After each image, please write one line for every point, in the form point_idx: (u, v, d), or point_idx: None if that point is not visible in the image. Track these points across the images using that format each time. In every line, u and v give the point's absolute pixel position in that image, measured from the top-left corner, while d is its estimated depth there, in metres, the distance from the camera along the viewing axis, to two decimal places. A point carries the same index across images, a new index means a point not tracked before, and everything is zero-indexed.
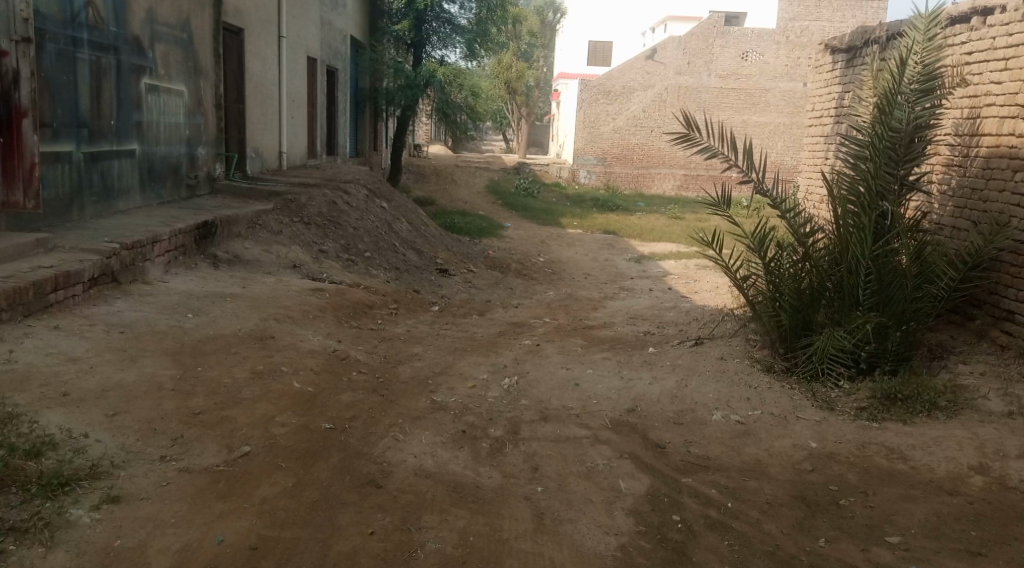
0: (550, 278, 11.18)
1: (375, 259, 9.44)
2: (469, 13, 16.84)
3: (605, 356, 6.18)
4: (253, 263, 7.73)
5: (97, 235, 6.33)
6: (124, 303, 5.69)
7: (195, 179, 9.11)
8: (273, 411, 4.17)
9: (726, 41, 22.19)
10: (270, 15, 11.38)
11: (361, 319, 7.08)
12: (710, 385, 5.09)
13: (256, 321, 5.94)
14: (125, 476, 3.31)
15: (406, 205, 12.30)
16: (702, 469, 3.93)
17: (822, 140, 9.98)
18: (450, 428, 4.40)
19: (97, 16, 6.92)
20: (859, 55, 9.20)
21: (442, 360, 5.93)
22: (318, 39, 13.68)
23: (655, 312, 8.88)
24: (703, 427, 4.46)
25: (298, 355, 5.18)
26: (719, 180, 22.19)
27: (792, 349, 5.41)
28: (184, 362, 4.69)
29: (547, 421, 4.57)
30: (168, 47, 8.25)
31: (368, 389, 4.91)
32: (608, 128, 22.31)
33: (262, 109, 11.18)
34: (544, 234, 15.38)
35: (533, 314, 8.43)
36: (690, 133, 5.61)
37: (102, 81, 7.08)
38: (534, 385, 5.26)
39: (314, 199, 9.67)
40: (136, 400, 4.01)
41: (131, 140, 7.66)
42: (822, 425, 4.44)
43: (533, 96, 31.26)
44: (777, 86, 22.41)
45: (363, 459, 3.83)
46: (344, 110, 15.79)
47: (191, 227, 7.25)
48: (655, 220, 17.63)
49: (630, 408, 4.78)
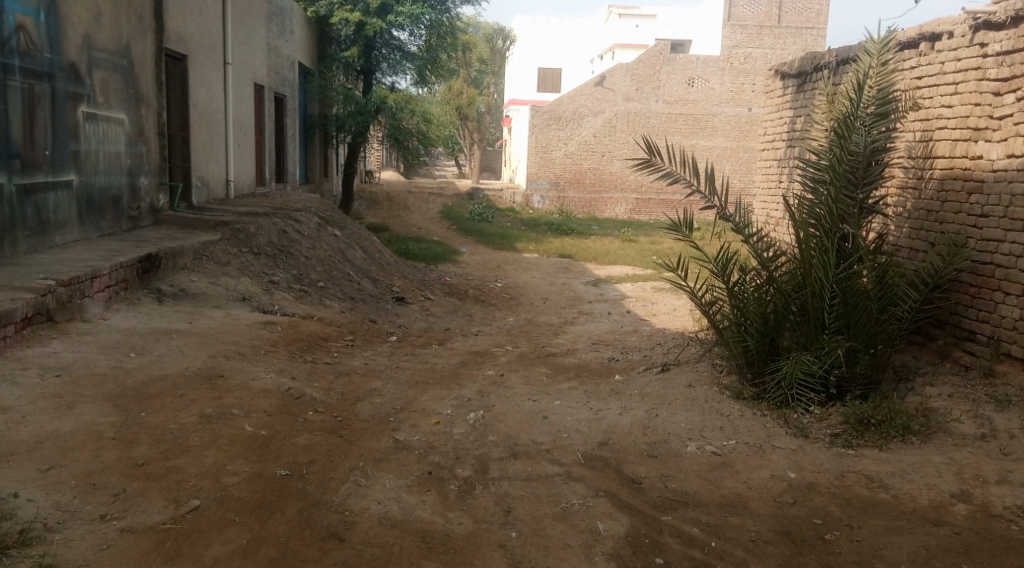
0: (509, 304, 11.01)
1: (328, 289, 9.17)
2: (418, 40, 16.70)
3: (571, 386, 6.00)
4: (200, 296, 7.40)
5: (31, 272, 5.96)
6: (61, 344, 5.35)
7: (136, 211, 8.74)
8: (224, 458, 3.89)
9: (672, 68, 22.43)
10: (215, 42, 11.09)
11: (316, 353, 6.80)
12: (682, 415, 4.95)
13: (204, 358, 5.64)
14: (60, 540, 3.02)
15: (359, 232, 12.02)
16: (681, 505, 3.77)
17: (776, 164, 10.03)
18: (415, 469, 4.17)
19: (29, 43, 6.59)
20: (810, 80, 9.28)
21: (403, 395, 5.70)
22: (265, 66, 13.39)
23: (618, 336, 8.75)
24: (678, 460, 4.30)
25: (250, 395, 4.90)
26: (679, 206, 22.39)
27: (760, 374, 5.28)
28: (126, 406, 4.39)
29: (516, 458, 4.37)
30: (108, 74, 7.93)
31: (326, 429, 4.65)
32: (560, 153, 22.38)
33: (207, 137, 10.84)
34: (500, 259, 15.23)
35: (494, 342, 8.23)
36: (651, 159, 5.50)
37: (35, 111, 6.74)
38: (501, 419, 5.05)
39: (264, 228, 9.36)
40: (73, 452, 3.71)
41: (67, 171, 7.30)
42: (799, 454, 4.32)
43: (484, 122, 31.34)
44: (723, 111, 22.73)
45: (323, 508, 3.58)
46: (293, 137, 15.49)
47: (133, 260, 6.91)
48: (610, 244, 17.61)
49: (602, 441, 4.61)
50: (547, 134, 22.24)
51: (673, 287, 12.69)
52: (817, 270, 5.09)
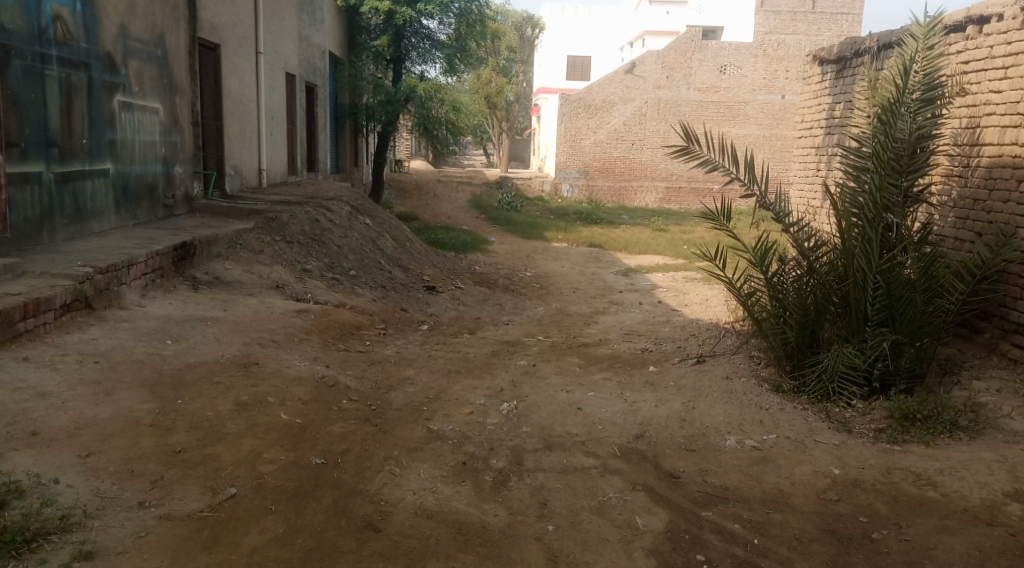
0: (540, 293, 10.94)
1: (360, 278, 9.18)
2: (448, 29, 16.63)
3: (605, 377, 5.94)
4: (234, 284, 7.44)
5: (70, 259, 6.02)
6: (99, 331, 5.39)
7: (171, 199, 8.80)
8: (261, 446, 3.89)
9: (703, 55, 22.15)
10: (247, 31, 11.11)
11: (349, 341, 6.79)
12: (720, 408, 4.87)
13: (239, 346, 5.66)
14: (100, 527, 3.02)
15: (390, 221, 12.02)
16: (722, 501, 3.70)
17: (814, 152, 9.87)
18: (449, 460, 4.15)
19: (66, 32, 6.64)
20: (849, 67, 9.10)
21: (435, 384, 5.67)
22: (296, 55, 13.42)
23: (650, 327, 8.65)
24: (717, 454, 4.23)
25: (284, 383, 4.90)
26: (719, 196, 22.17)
27: (800, 366, 5.22)
28: (163, 394, 4.40)
29: (551, 450, 4.33)
30: (142, 63, 7.97)
31: (360, 418, 4.64)
32: (589, 142, 22.21)
33: (240, 125, 10.88)
34: (530, 248, 15.16)
35: (525, 332, 8.17)
36: (689, 146, 5.41)
37: (73, 99, 6.79)
38: (534, 410, 5.01)
39: (296, 217, 9.40)
40: (112, 438, 3.72)
41: (104, 160, 7.35)
42: (841, 450, 4.22)
43: (513, 111, 31.22)
44: (755, 98, 22.41)
45: (359, 497, 3.57)
46: (324, 126, 15.53)
47: (169, 248, 6.95)
48: (640, 233, 17.47)
49: (638, 434, 4.55)
50: (576, 123, 22.08)
51: (704, 277, 12.54)
52: (860, 260, 4.98)
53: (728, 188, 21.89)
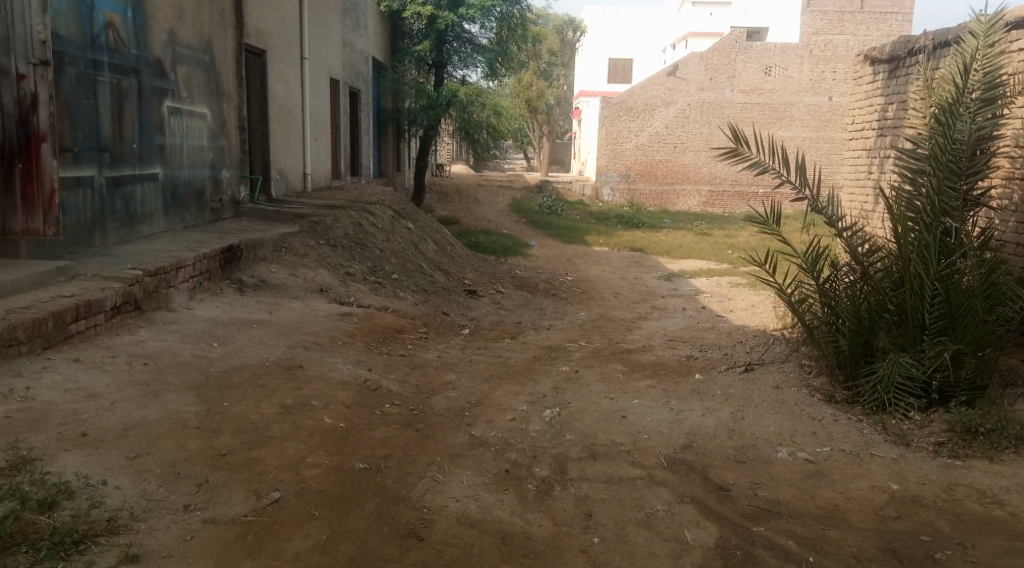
0: (581, 298, 10.86)
1: (402, 281, 9.20)
2: (489, 33, 16.68)
3: (649, 384, 5.85)
4: (279, 287, 7.50)
5: (119, 262, 6.12)
6: (148, 333, 5.47)
7: (219, 203, 8.92)
8: (304, 451, 3.90)
9: (748, 56, 21.86)
10: (292, 36, 11.24)
11: (391, 345, 6.80)
12: (769, 418, 4.78)
13: (284, 349, 5.69)
14: (146, 529, 3.04)
15: (432, 225, 12.04)
16: (774, 516, 3.62)
17: (865, 154, 9.73)
18: (492, 467, 4.11)
19: (117, 39, 6.76)
20: (903, 66, 8.92)
21: (477, 389, 5.64)
22: (340, 60, 13.54)
23: (694, 333, 8.52)
24: (768, 466, 4.13)
25: (328, 386, 4.91)
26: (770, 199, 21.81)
27: (854, 377, 5.12)
28: (209, 396, 4.44)
29: (596, 458, 4.27)
30: (191, 69, 8.09)
31: (402, 423, 4.62)
32: (631, 145, 22.06)
33: (285, 130, 11.01)
34: (570, 252, 15.08)
35: (567, 337, 8.10)
36: (738, 148, 5.31)
37: (124, 105, 6.91)
38: (578, 418, 4.94)
39: (340, 221, 9.48)
40: (159, 441, 3.75)
41: (153, 164, 7.47)
42: (900, 464, 4.11)
43: (554, 114, 31.17)
44: (802, 100, 22.04)
45: (402, 504, 3.55)
46: (367, 131, 15.65)
47: (216, 251, 7.04)
48: (683, 237, 17.28)
49: (685, 444, 4.47)
50: (618, 126, 21.94)
51: (749, 282, 12.34)
52: (918, 267, 4.85)
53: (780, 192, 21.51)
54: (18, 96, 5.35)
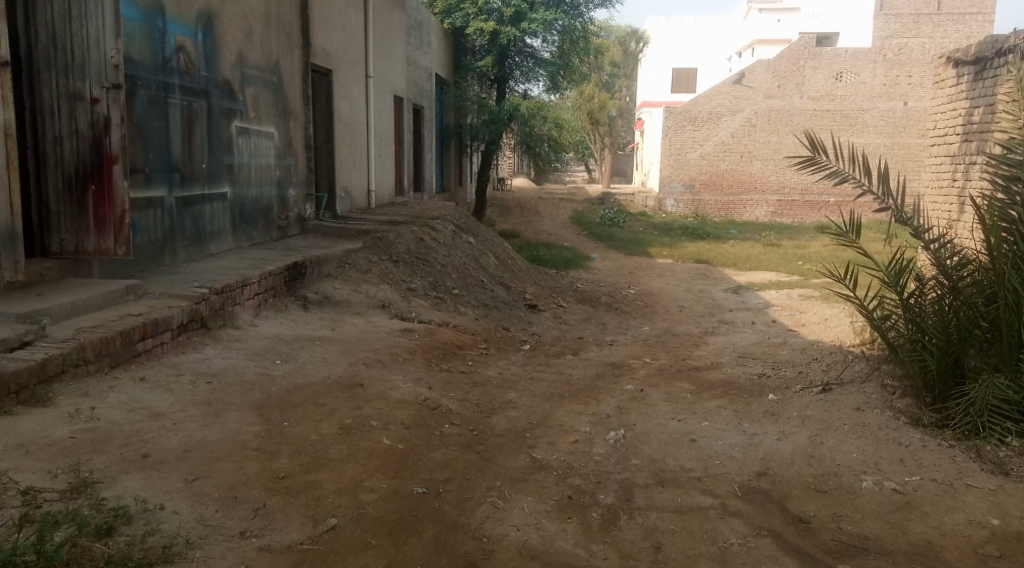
0: (645, 312, 10.62)
1: (464, 296, 9.11)
2: (551, 46, 16.55)
3: (719, 405, 5.61)
4: (342, 303, 7.51)
5: (186, 280, 6.17)
6: (213, 351, 5.48)
7: (285, 220, 9.01)
8: (363, 474, 3.81)
9: (818, 63, 21.27)
10: (357, 55, 11.33)
11: (452, 361, 6.71)
12: (850, 443, 4.61)
13: (345, 366, 5.65)
14: (202, 557, 2.98)
15: (494, 239, 11.96)
16: (860, 552, 3.51)
17: (948, 161, 9.30)
18: (555, 493, 3.98)
19: (187, 61, 6.86)
20: (990, 68, 8.51)
21: (539, 408, 5.49)
22: (404, 77, 13.62)
23: (765, 349, 8.20)
24: (853, 497, 3.99)
25: (388, 406, 4.83)
26: (845, 209, 21.14)
27: (943, 399, 4.88)
28: (270, 416, 4.38)
29: (664, 485, 4.11)
30: (258, 90, 8.18)
31: (462, 444, 4.50)
32: (696, 155, 21.68)
33: (351, 147, 11.10)
34: (633, 265, 14.84)
35: (631, 353, 7.89)
36: (816, 157, 5.05)
37: (193, 126, 7.01)
38: (644, 440, 4.76)
39: (402, 236, 9.45)
40: (218, 462, 3.70)
41: (222, 183, 7.56)
42: (998, 496, 3.94)
43: (616, 125, 30.91)
44: (875, 106, 21.33)
45: (461, 533, 3.45)
46: (430, 146, 15.72)
47: (281, 268, 7.07)
48: (750, 248, 16.85)
49: (760, 471, 4.31)
50: (682, 136, 21.62)
51: (820, 294, 11.90)
52: (1012, 280, 4.58)
53: (860, 202, 20.77)
54: (91, 119, 5.41)
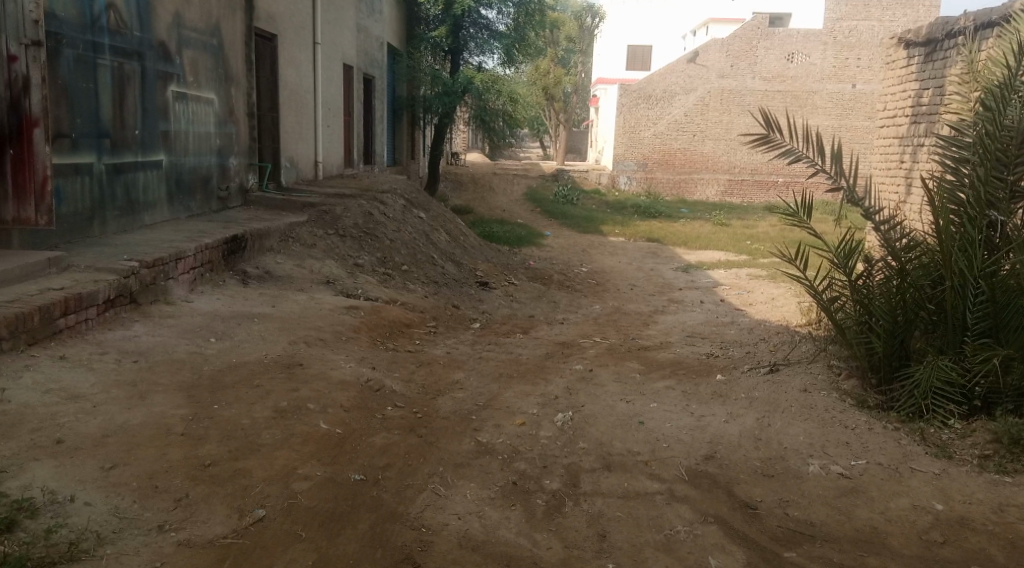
0: (595, 290, 10.52)
1: (412, 272, 8.90)
2: (507, 18, 16.26)
3: (668, 386, 5.55)
4: (284, 279, 7.24)
5: (115, 253, 5.84)
6: (142, 328, 5.20)
7: (226, 191, 8.66)
8: (296, 460, 3.63)
9: (770, 43, 21.38)
10: (304, 20, 10.93)
11: (398, 340, 6.51)
12: (798, 426, 4.57)
13: (284, 345, 5.42)
14: (112, 554, 2.81)
15: (445, 214, 11.73)
16: (807, 540, 3.45)
17: (897, 143, 9.35)
18: (499, 478, 3.85)
19: (119, 20, 6.48)
20: (940, 50, 8.56)
21: (485, 389, 5.34)
22: (354, 46, 13.22)
23: (714, 328, 8.18)
24: (799, 481, 3.94)
25: (327, 387, 4.62)
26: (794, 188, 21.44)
27: (888, 380, 4.89)
28: (199, 398, 4.15)
29: (611, 470, 4.01)
30: (197, 53, 7.81)
31: (405, 428, 4.33)
32: (649, 133, 21.64)
33: (296, 116, 10.73)
34: (585, 242, 14.74)
35: (581, 332, 7.77)
36: (770, 135, 4.97)
37: (125, 89, 6.64)
38: (592, 423, 4.65)
39: (350, 210, 9.17)
40: (138, 449, 3.49)
41: (157, 151, 7.20)
42: (942, 480, 3.92)
43: (571, 102, 30.74)
44: (824, 87, 21.54)
45: (398, 522, 3.32)
46: (381, 118, 15.35)
47: (219, 241, 6.77)
48: (700, 227, 16.90)
49: (707, 455, 4.23)
50: (636, 114, 21.52)
51: (768, 274, 11.94)
52: (959, 262, 4.58)
53: (813, 182, 21.05)
54: (9, 78, 5.06)
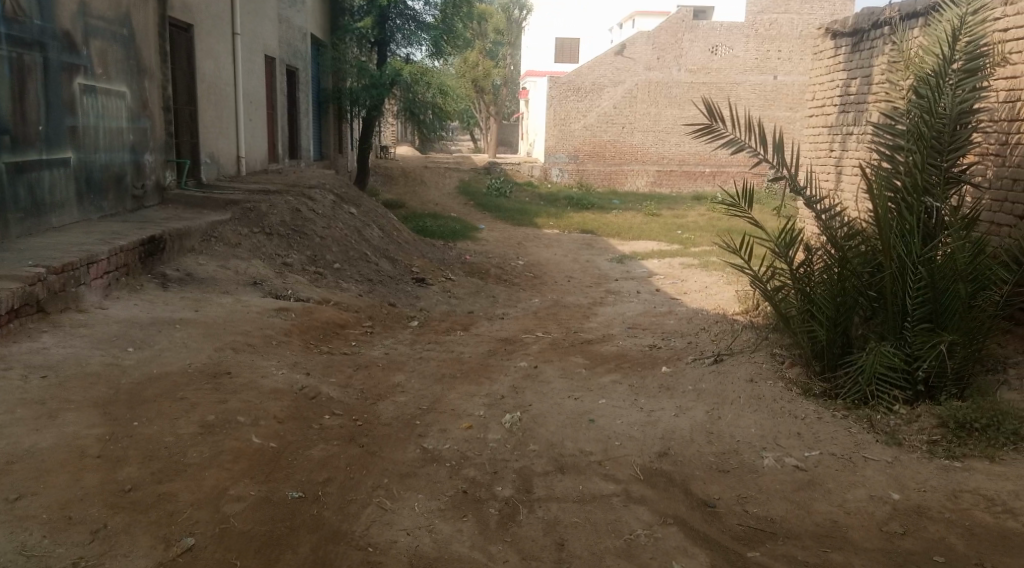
0: (533, 283, 10.37)
1: (345, 271, 8.58)
2: (433, 10, 15.93)
3: (614, 380, 5.41)
4: (208, 281, 6.84)
5: (19, 258, 5.40)
6: (52, 339, 4.81)
7: (142, 189, 8.18)
8: (227, 480, 3.35)
9: (694, 35, 21.62)
10: (222, 10, 10.44)
11: (332, 342, 6.22)
12: (749, 417, 4.49)
13: (210, 352, 5.09)
14: None
15: (377, 210, 11.39)
16: (769, 537, 3.35)
17: (826, 131, 9.43)
18: (447, 487, 3.64)
19: (16, 7, 6.00)
20: (867, 39, 8.64)
21: (427, 392, 5.11)
22: (276, 37, 12.74)
23: (654, 319, 8.11)
24: (756, 476, 3.84)
25: (259, 397, 4.33)
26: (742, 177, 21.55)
27: (832, 367, 4.86)
28: (118, 415, 3.82)
29: (564, 472, 3.85)
30: (106, 43, 7.33)
31: (344, 437, 4.07)
32: (579, 125, 21.63)
33: (216, 110, 10.26)
34: (521, 235, 14.59)
35: (522, 327, 7.59)
36: (713, 125, 4.88)
37: (25, 82, 6.17)
38: (541, 423, 4.48)
39: (276, 207, 8.78)
40: (49, 476, 3.17)
41: (64, 148, 6.73)
42: (897, 468, 3.88)
43: (501, 95, 30.61)
44: (747, 79, 21.91)
45: (342, 543, 3.11)
46: (306, 111, 14.88)
47: (135, 243, 6.35)
48: (632, 218, 16.94)
49: (661, 452, 4.10)
50: (565, 106, 21.50)
51: (702, 263, 12.00)
52: (899, 249, 4.56)
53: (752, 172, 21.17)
54: None
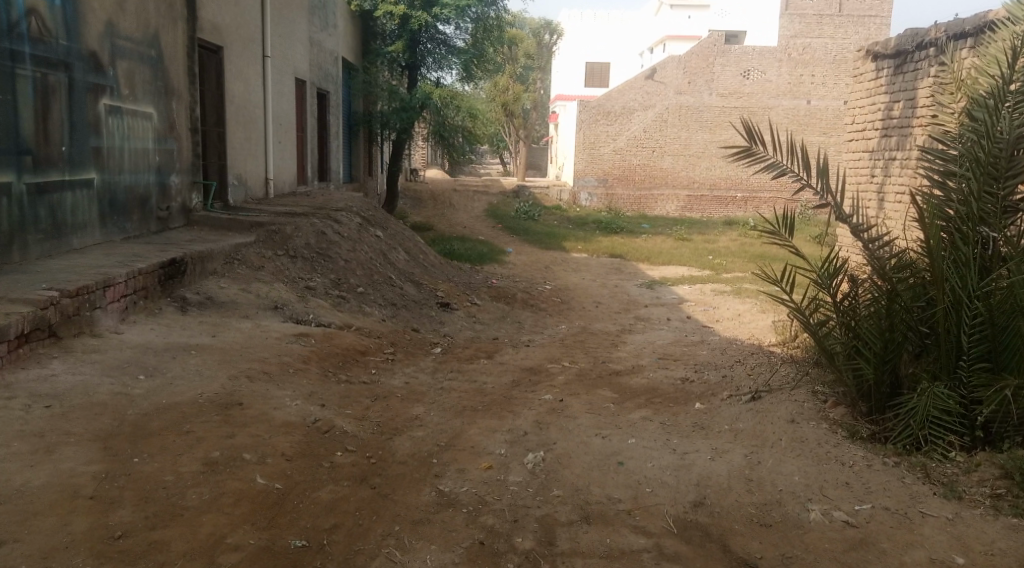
0: (560, 309, 10.09)
1: (368, 295, 8.36)
2: (464, 34, 15.82)
3: (645, 417, 5.10)
4: (228, 305, 6.66)
5: (34, 281, 5.25)
6: (61, 366, 4.63)
7: (166, 211, 8.06)
8: (225, 527, 3.14)
9: (726, 59, 21.29)
10: (253, 33, 10.37)
11: (352, 370, 5.98)
12: (791, 463, 4.17)
13: (224, 380, 4.88)
14: None
15: (404, 232, 11.20)
16: None
17: (867, 156, 9.10)
18: (463, 537, 3.37)
19: (42, 27, 5.91)
20: (911, 61, 8.31)
21: (447, 426, 4.85)
22: (307, 60, 12.70)
23: (685, 348, 7.79)
24: (801, 533, 3.52)
25: (269, 431, 4.10)
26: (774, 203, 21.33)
27: (881, 409, 4.52)
28: (119, 450, 3.61)
29: (590, 523, 3.56)
30: (134, 65, 7.24)
31: (355, 477, 3.82)
32: (609, 149, 21.42)
33: (245, 132, 10.16)
34: (548, 259, 14.32)
35: (548, 356, 7.31)
36: (753, 148, 4.60)
37: (50, 102, 6.07)
38: (567, 464, 4.19)
39: (301, 229, 8.61)
40: (35, 520, 2.97)
41: (87, 170, 6.62)
42: (957, 526, 3.54)
43: (530, 118, 30.47)
44: (780, 103, 21.50)
45: None
46: (336, 133, 14.81)
47: (154, 266, 6.19)
48: (661, 243, 16.62)
49: (696, 501, 3.80)
50: (595, 130, 21.29)
51: (733, 290, 11.64)
52: (954, 283, 4.22)
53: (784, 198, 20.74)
54: None
